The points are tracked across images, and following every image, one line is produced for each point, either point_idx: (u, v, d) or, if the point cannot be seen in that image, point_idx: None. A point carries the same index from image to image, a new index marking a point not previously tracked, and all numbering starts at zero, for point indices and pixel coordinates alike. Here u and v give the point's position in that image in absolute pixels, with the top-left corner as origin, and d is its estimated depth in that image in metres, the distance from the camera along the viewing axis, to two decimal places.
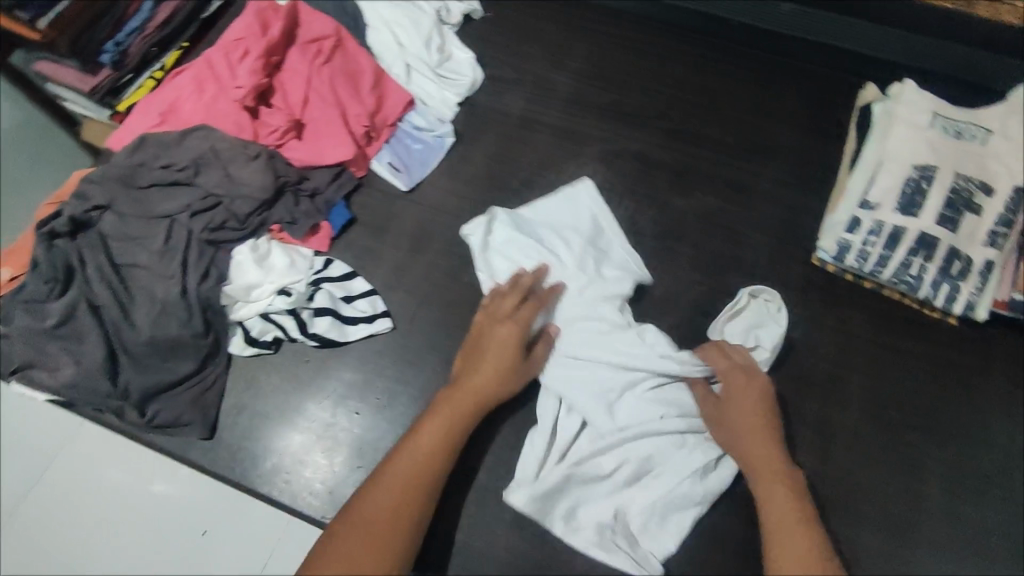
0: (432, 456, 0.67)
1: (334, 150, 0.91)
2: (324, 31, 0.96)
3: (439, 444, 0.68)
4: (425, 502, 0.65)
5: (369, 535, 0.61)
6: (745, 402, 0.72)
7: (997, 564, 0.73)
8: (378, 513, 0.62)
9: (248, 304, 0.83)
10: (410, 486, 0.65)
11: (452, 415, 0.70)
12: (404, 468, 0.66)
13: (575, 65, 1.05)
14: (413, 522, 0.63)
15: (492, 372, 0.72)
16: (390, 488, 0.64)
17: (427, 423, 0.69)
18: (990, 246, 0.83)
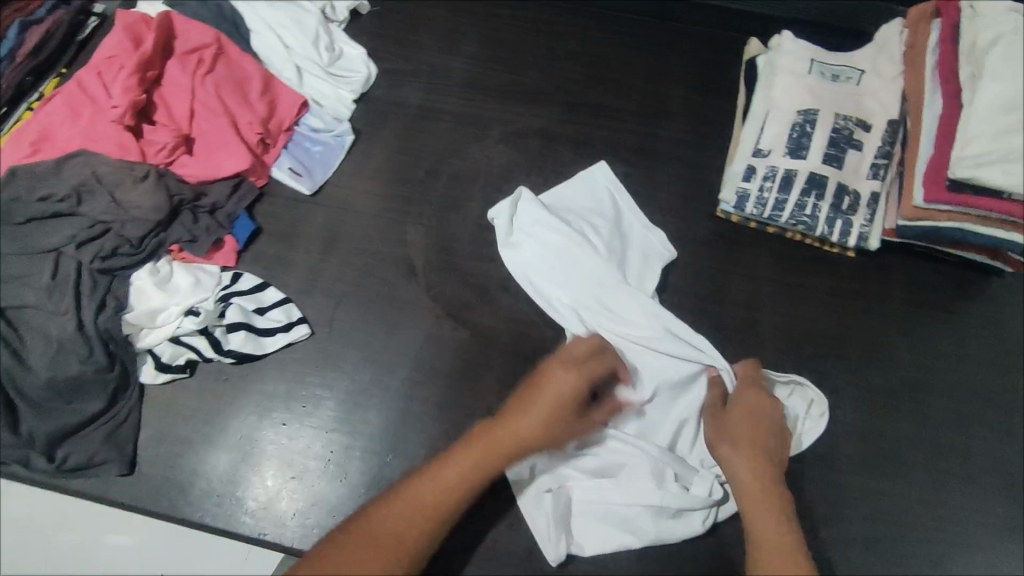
0: (456, 485, 0.65)
1: (228, 161, 0.87)
2: (203, 40, 0.92)
3: (469, 472, 0.66)
4: (436, 530, 0.63)
5: (369, 557, 0.60)
6: (749, 421, 0.72)
7: (914, 472, 0.77)
8: (387, 539, 0.61)
9: (155, 330, 0.79)
10: (435, 512, 0.64)
11: (483, 451, 0.66)
12: (420, 491, 0.64)
13: (468, 50, 1.05)
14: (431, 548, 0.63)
15: (536, 412, 0.66)
16: (400, 515, 0.62)
17: (456, 451, 0.66)
18: (874, 178, 0.87)
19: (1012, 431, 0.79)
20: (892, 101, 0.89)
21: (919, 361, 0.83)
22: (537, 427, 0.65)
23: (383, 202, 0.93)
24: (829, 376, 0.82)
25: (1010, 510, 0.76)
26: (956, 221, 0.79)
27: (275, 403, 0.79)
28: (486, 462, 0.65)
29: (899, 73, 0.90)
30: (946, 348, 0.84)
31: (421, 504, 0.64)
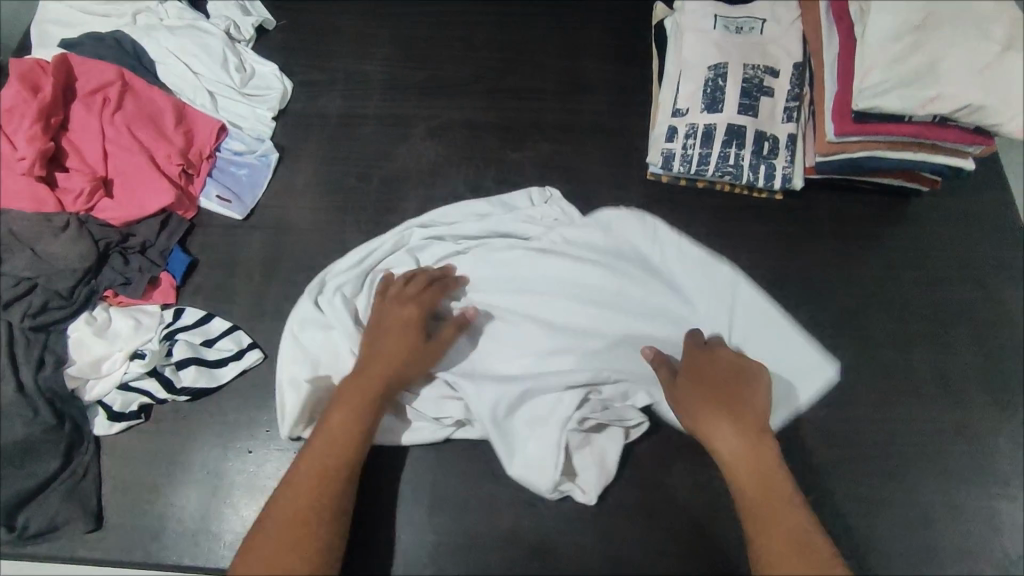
0: (347, 438, 0.70)
1: (153, 197, 0.85)
2: (106, 78, 0.89)
3: (343, 439, 0.70)
4: (342, 488, 0.68)
5: (283, 531, 0.64)
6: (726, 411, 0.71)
7: (863, 393, 0.81)
8: (300, 510, 0.65)
9: (101, 380, 0.78)
10: (316, 483, 0.67)
11: (347, 411, 0.71)
12: (314, 459, 0.68)
13: (382, 51, 1.04)
14: (315, 529, 0.65)
15: (387, 355, 0.74)
16: (302, 485, 0.67)
17: (336, 411, 0.71)
18: (788, 121, 0.91)
19: (948, 340, 0.84)
20: (795, 45, 0.93)
21: (854, 288, 0.87)
22: (400, 368, 0.74)
23: (318, 216, 0.92)
24: None
25: (959, 413, 0.80)
26: (868, 149, 0.83)
27: (238, 432, 0.78)
28: (368, 408, 0.72)
29: (797, 18, 0.94)
30: (877, 273, 0.88)
31: (316, 472, 0.67)
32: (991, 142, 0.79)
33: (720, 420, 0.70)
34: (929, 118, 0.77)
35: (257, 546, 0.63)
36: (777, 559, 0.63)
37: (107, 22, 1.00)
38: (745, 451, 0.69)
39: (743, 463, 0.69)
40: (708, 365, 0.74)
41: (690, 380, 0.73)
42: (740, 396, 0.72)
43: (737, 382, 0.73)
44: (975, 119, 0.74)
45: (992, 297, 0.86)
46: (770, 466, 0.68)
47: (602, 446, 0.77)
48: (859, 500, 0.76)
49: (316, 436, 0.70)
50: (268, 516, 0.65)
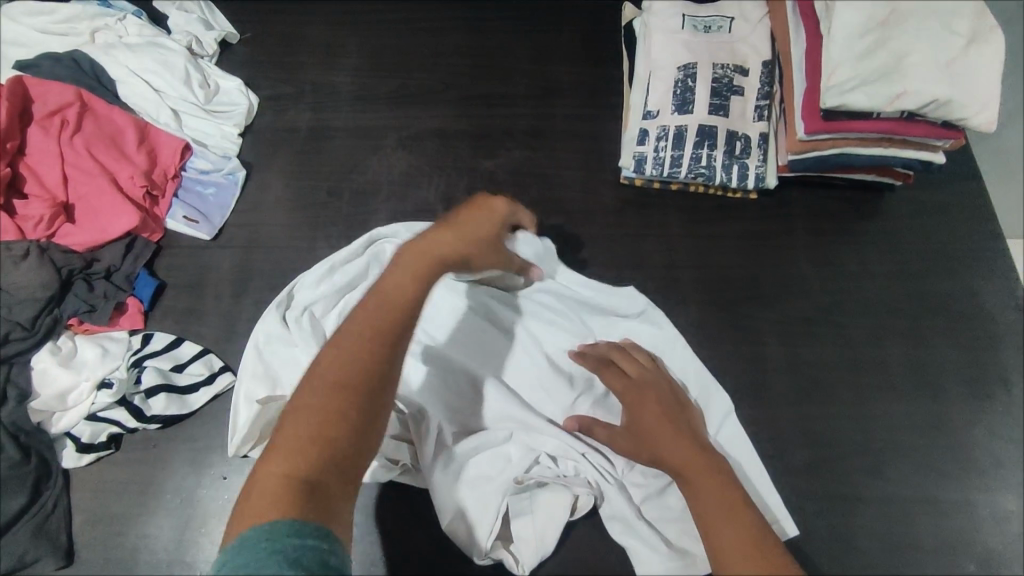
0: (404, 301, 0.55)
1: (116, 220, 0.83)
2: (64, 100, 0.87)
3: (411, 289, 0.56)
4: (391, 357, 0.54)
5: (326, 401, 0.51)
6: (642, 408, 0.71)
7: (842, 391, 0.81)
8: (346, 375, 0.52)
9: (68, 412, 0.76)
10: (375, 335, 0.54)
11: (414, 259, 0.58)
12: (365, 322, 0.54)
13: (350, 62, 1.03)
14: (374, 393, 0.52)
15: (465, 228, 0.61)
16: (352, 350, 0.53)
17: (399, 268, 0.57)
18: (759, 120, 0.90)
19: (926, 333, 0.84)
20: (763, 43, 0.92)
21: (831, 286, 0.87)
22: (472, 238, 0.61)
23: (288, 232, 0.91)
24: (750, 316, 0.85)
25: (939, 407, 0.80)
26: (838, 147, 0.83)
27: (212, 458, 0.77)
28: (429, 269, 0.57)
29: (764, 15, 0.93)
30: (853, 268, 0.88)
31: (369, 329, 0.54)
32: (959, 136, 0.79)
33: (654, 434, 0.68)
34: (899, 115, 0.77)
35: (290, 426, 0.50)
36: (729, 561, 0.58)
37: (64, 40, 0.97)
38: (684, 461, 0.65)
39: (680, 472, 0.65)
40: (644, 387, 0.73)
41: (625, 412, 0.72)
42: (675, 413, 0.70)
43: (674, 400, 0.72)
44: (943, 114, 0.74)
45: (968, 289, 0.86)
46: (713, 470, 0.64)
47: (544, 519, 0.73)
48: (842, 499, 0.76)
49: (368, 296, 0.56)
50: (313, 383, 0.52)
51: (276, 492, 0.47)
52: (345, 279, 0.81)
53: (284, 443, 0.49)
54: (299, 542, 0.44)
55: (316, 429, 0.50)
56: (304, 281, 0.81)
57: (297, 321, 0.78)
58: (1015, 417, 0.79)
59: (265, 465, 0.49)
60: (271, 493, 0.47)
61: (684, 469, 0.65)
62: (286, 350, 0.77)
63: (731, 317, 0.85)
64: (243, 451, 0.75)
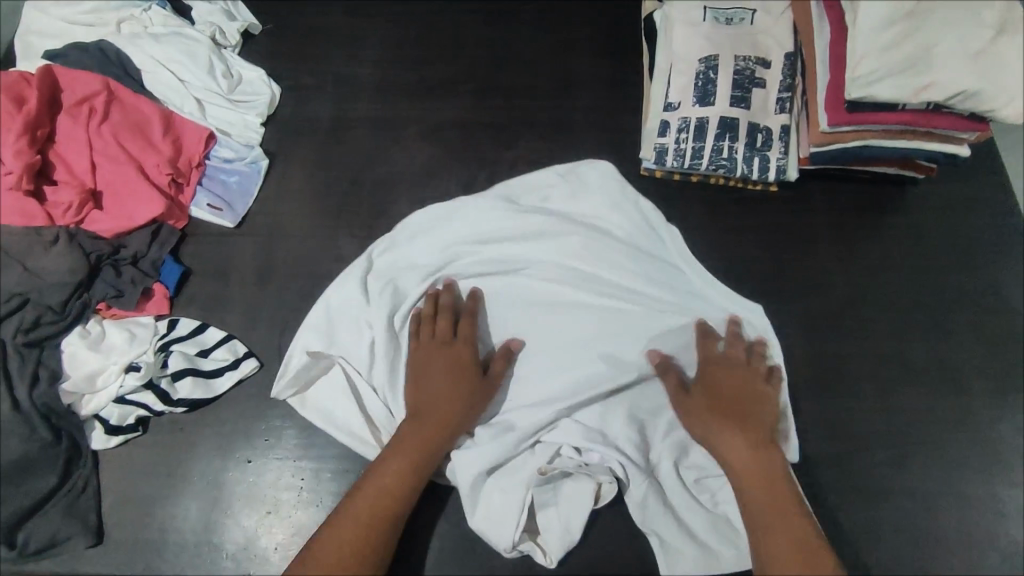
0: (406, 465, 0.70)
1: (143, 207, 0.85)
2: (91, 89, 0.88)
3: (405, 479, 0.70)
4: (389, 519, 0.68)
5: (354, 534, 0.66)
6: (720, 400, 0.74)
7: (863, 385, 0.81)
8: (374, 511, 0.68)
9: (97, 395, 0.77)
10: (376, 505, 0.68)
11: (411, 442, 0.72)
12: (385, 474, 0.70)
13: (371, 53, 1.03)
14: (378, 547, 0.67)
15: (450, 391, 0.75)
16: (366, 500, 0.68)
17: (411, 425, 0.73)
18: (781, 113, 0.90)
19: (948, 327, 0.84)
20: (786, 35, 0.92)
21: (852, 279, 0.86)
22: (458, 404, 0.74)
23: (311, 222, 0.92)
24: (770, 309, 0.85)
25: (961, 401, 0.80)
26: (862, 139, 0.82)
27: (237, 441, 0.78)
28: (434, 437, 0.72)
29: (786, 7, 0.93)
30: (874, 261, 0.87)
31: (370, 504, 0.68)
32: (985, 128, 0.78)
33: (719, 424, 0.72)
34: (921, 107, 0.77)
35: (321, 549, 0.65)
36: (769, 555, 0.65)
37: (90, 30, 0.99)
38: (745, 456, 0.71)
39: (735, 465, 0.71)
40: (724, 372, 0.76)
41: (701, 385, 0.75)
42: (745, 402, 0.74)
43: (752, 391, 0.75)
44: (969, 106, 0.74)
45: (991, 284, 0.86)
46: (766, 468, 0.70)
47: (568, 509, 0.74)
48: (862, 491, 0.76)
49: (387, 449, 0.72)
50: (349, 510, 0.68)
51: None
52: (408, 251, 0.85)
53: (315, 566, 0.64)
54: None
55: (334, 568, 0.64)
56: (378, 249, 0.85)
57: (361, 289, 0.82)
58: None
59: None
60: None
61: (739, 461, 0.70)
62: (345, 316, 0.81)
63: (751, 309, 0.85)
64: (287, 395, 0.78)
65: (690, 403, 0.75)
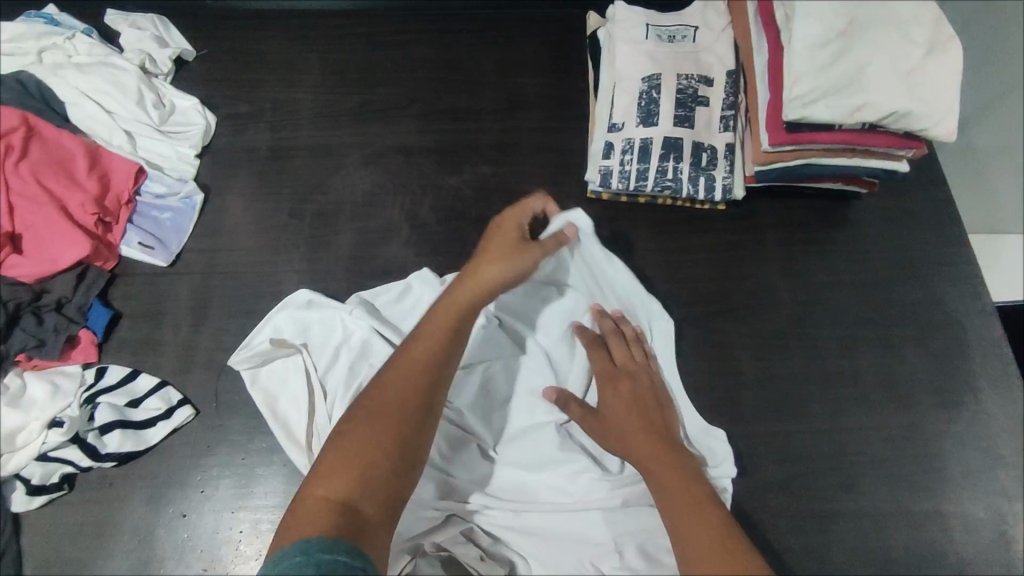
0: (437, 352, 0.60)
1: (67, 249, 0.80)
2: (8, 125, 0.83)
3: (431, 354, 0.60)
4: (425, 413, 0.58)
5: (371, 428, 0.56)
6: (625, 418, 0.71)
7: (812, 405, 0.80)
8: (388, 404, 0.57)
9: (15, 454, 0.72)
10: (399, 399, 0.57)
11: (452, 307, 0.63)
12: (411, 360, 0.60)
13: (310, 78, 1.00)
14: (393, 448, 0.55)
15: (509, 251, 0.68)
16: (393, 386, 0.58)
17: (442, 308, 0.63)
18: (725, 131, 0.90)
19: (895, 343, 0.84)
20: (727, 52, 0.92)
21: (800, 297, 0.86)
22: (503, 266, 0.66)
23: (249, 256, 0.88)
24: (720, 332, 0.84)
25: (909, 417, 0.80)
26: (804, 158, 0.82)
27: (171, 495, 0.74)
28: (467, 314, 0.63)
29: (728, 24, 0.93)
30: (822, 278, 0.87)
31: (390, 398, 0.57)
32: (921, 145, 0.79)
33: (625, 433, 0.70)
34: (857, 126, 0.76)
35: (341, 445, 0.55)
36: (699, 557, 0.59)
37: (9, 61, 0.92)
38: (652, 457, 0.68)
39: (648, 466, 0.68)
40: (622, 381, 0.74)
41: (608, 393, 0.74)
42: (651, 406, 0.72)
43: (652, 401, 0.73)
44: (903, 124, 0.74)
45: (935, 298, 0.86)
46: (686, 486, 0.65)
47: None
48: (815, 516, 0.75)
49: (415, 334, 0.62)
50: (363, 406, 0.57)
51: (319, 517, 0.51)
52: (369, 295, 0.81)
53: (330, 467, 0.54)
54: (335, 556, 0.45)
55: (368, 455, 0.54)
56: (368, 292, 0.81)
57: (307, 333, 0.78)
58: (982, 426, 0.80)
59: (311, 490, 0.53)
60: (314, 516, 0.51)
61: (648, 466, 0.68)
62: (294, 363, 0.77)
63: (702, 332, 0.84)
64: (246, 365, 0.78)
65: (599, 417, 0.72)
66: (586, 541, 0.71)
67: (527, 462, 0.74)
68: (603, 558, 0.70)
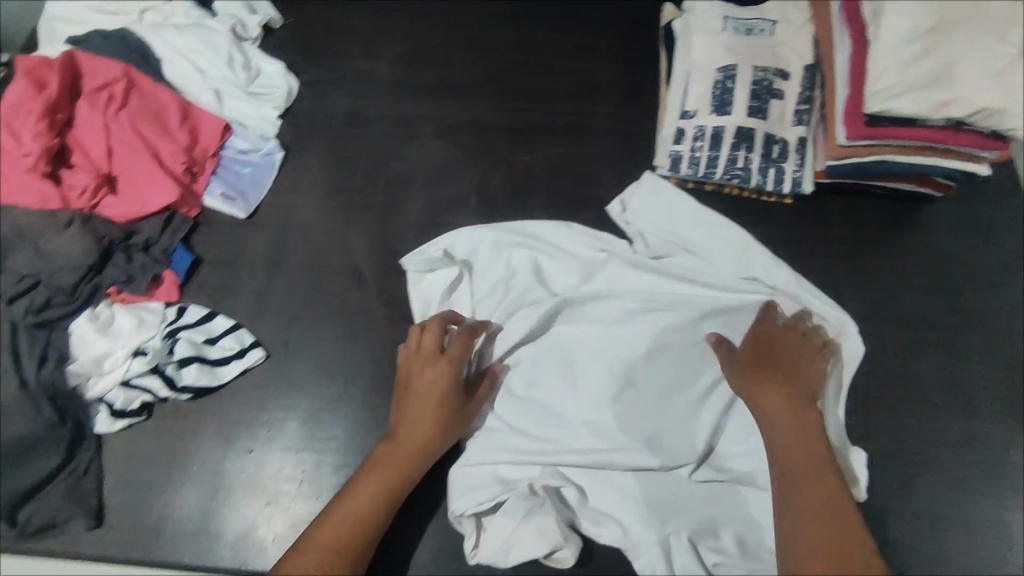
0: (371, 519, 0.68)
1: (155, 193, 0.85)
2: (112, 75, 0.89)
3: (376, 502, 0.69)
4: (361, 548, 0.67)
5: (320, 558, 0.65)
6: (776, 377, 0.74)
7: (874, 402, 0.80)
8: (346, 535, 0.66)
9: (104, 377, 0.78)
10: (350, 528, 0.67)
11: (386, 469, 0.70)
12: (356, 517, 0.68)
13: (391, 51, 1.04)
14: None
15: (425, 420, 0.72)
16: (346, 522, 0.67)
17: (368, 475, 0.70)
18: (798, 124, 0.90)
19: (962, 348, 0.82)
20: (805, 47, 0.92)
21: (865, 295, 0.86)
22: (423, 421, 0.72)
23: (322, 216, 0.92)
24: None
25: (973, 423, 0.79)
26: (879, 154, 0.82)
27: (240, 432, 0.78)
28: (398, 481, 0.70)
29: (808, 20, 0.93)
30: (889, 279, 0.87)
31: (345, 524, 0.67)
32: (1005, 148, 0.77)
33: (775, 418, 0.72)
34: (941, 123, 0.76)
35: (289, 571, 0.64)
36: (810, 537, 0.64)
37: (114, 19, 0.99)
38: (796, 431, 0.71)
39: (785, 428, 0.71)
40: (787, 340, 0.77)
41: (765, 352, 0.76)
42: (806, 377, 0.75)
43: (809, 368, 0.76)
44: (991, 123, 0.73)
45: (1006, 306, 0.85)
46: (818, 464, 0.68)
47: (521, 536, 0.71)
48: (871, 511, 0.75)
49: (348, 486, 0.70)
50: (317, 534, 0.66)
51: None
52: (534, 231, 0.87)
53: None
54: None
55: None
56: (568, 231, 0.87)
57: (474, 254, 0.86)
58: None
59: None
60: None
61: (786, 427, 0.71)
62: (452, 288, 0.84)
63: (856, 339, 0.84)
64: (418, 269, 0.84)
65: (745, 367, 0.76)
66: (685, 515, 0.74)
67: (667, 426, 0.77)
68: (701, 537, 0.73)
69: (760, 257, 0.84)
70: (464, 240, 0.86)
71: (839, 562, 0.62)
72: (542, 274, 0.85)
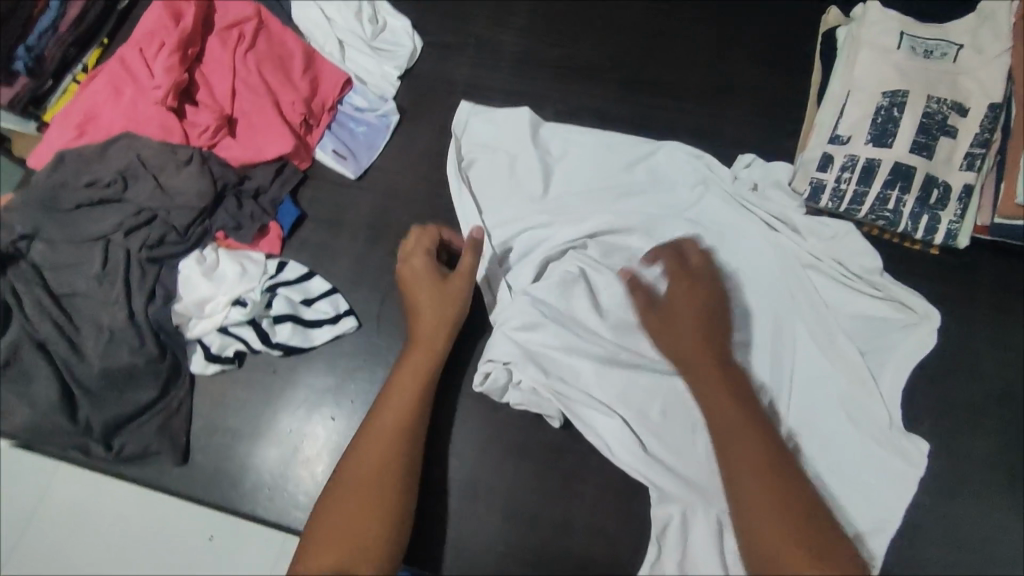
0: (403, 410, 0.69)
1: (271, 141, 0.84)
2: (243, 13, 0.87)
3: (405, 402, 0.69)
4: (402, 444, 0.67)
5: (370, 457, 0.66)
6: (688, 310, 0.66)
7: (990, 489, 0.75)
8: (382, 430, 0.68)
9: (204, 320, 0.78)
10: (392, 428, 0.68)
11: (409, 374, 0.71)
12: (389, 416, 0.69)
13: (520, 22, 0.98)
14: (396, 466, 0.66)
15: (428, 299, 0.73)
16: (384, 422, 0.68)
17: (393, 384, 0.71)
18: (967, 169, 0.80)
19: None
20: (995, 82, 0.80)
21: (1002, 373, 0.78)
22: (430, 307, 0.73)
23: (429, 188, 0.89)
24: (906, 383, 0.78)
25: None
26: None
27: (325, 397, 0.78)
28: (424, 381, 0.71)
29: (1005, 50, 0.80)
30: None
31: (387, 425, 0.68)
32: None
33: (688, 360, 0.65)
34: None
35: (347, 470, 0.65)
36: (751, 507, 0.57)
37: None
38: (711, 382, 0.64)
39: (700, 379, 0.64)
40: (684, 286, 0.68)
41: (670, 301, 0.68)
42: (711, 315, 0.66)
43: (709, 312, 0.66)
44: None
45: None
46: (735, 418, 0.61)
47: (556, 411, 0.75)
48: None
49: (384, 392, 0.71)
50: (363, 440, 0.67)
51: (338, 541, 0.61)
52: (640, 150, 0.86)
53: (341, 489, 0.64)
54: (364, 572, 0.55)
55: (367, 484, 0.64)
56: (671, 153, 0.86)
57: (576, 159, 0.87)
58: None
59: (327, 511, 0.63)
60: (334, 537, 0.61)
61: (706, 378, 0.64)
62: (554, 196, 0.84)
63: (985, 414, 0.77)
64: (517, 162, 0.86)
65: (657, 317, 0.69)
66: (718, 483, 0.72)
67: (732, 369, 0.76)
68: None
69: (855, 246, 0.80)
70: (568, 152, 0.87)
71: (805, 536, 0.55)
72: (634, 192, 0.84)
